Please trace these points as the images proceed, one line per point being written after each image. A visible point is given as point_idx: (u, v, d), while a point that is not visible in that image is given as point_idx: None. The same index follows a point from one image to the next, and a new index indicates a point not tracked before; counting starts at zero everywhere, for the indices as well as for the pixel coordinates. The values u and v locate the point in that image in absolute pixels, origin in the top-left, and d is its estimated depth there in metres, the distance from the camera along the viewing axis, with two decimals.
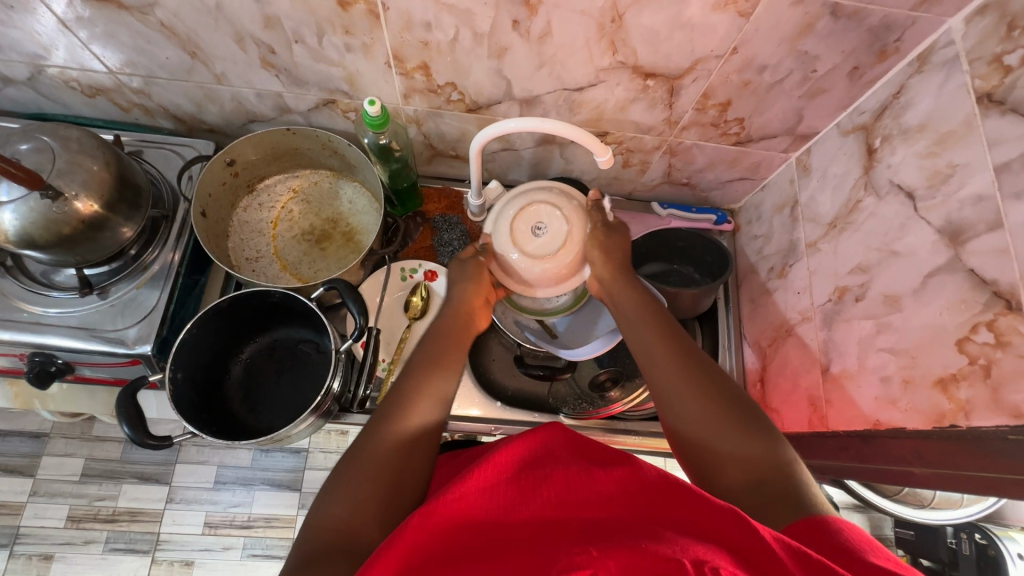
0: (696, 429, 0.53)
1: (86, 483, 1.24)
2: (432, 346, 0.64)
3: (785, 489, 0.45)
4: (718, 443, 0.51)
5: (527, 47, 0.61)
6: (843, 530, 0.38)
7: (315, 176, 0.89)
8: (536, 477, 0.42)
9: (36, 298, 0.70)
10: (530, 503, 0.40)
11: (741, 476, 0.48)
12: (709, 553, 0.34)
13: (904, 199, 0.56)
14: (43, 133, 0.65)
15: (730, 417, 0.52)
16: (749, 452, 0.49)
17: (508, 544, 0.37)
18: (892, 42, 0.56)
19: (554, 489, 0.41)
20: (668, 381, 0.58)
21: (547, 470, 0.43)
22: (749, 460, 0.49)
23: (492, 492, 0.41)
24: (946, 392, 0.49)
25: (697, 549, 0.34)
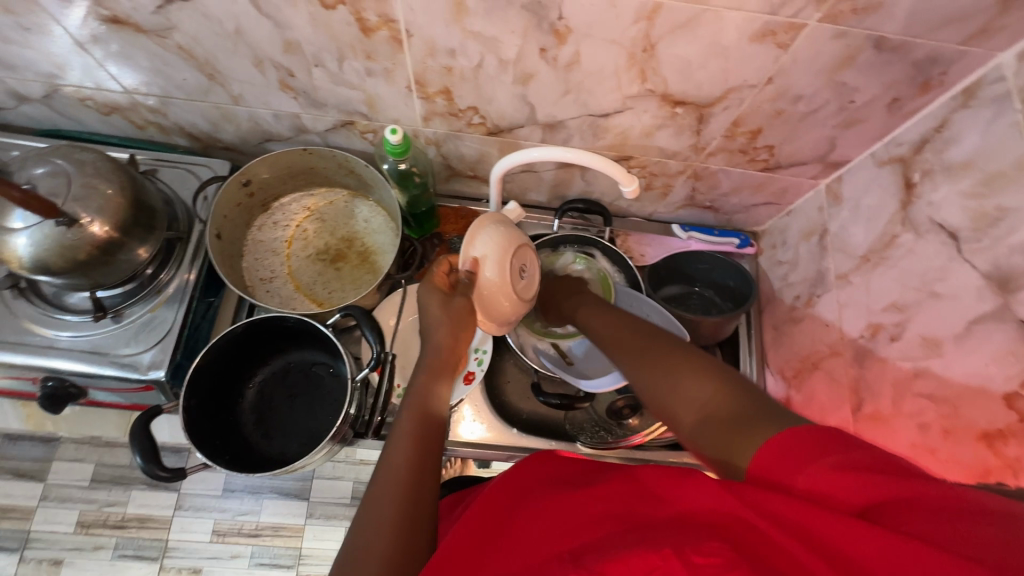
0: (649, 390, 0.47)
1: (95, 488, 1.15)
2: (431, 359, 0.59)
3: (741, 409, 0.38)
4: (664, 396, 0.44)
5: (554, 75, 0.59)
6: (811, 439, 0.33)
7: (331, 194, 0.88)
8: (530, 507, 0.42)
9: (50, 322, 0.69)
10: (529, 530, 0.39)
11: (695, 416, 0.41)
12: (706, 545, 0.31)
13: (946, 239, 0.54)
14: (58, 156, 0.64)
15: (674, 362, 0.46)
16: (692, 390, 0.42)
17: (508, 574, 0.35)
18: (936, 76, 0.54)
19: (547, 514, 0.40)
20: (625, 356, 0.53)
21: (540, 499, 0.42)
22: (697, 396, 0.41)
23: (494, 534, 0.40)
24: (992, 447, 0.47)
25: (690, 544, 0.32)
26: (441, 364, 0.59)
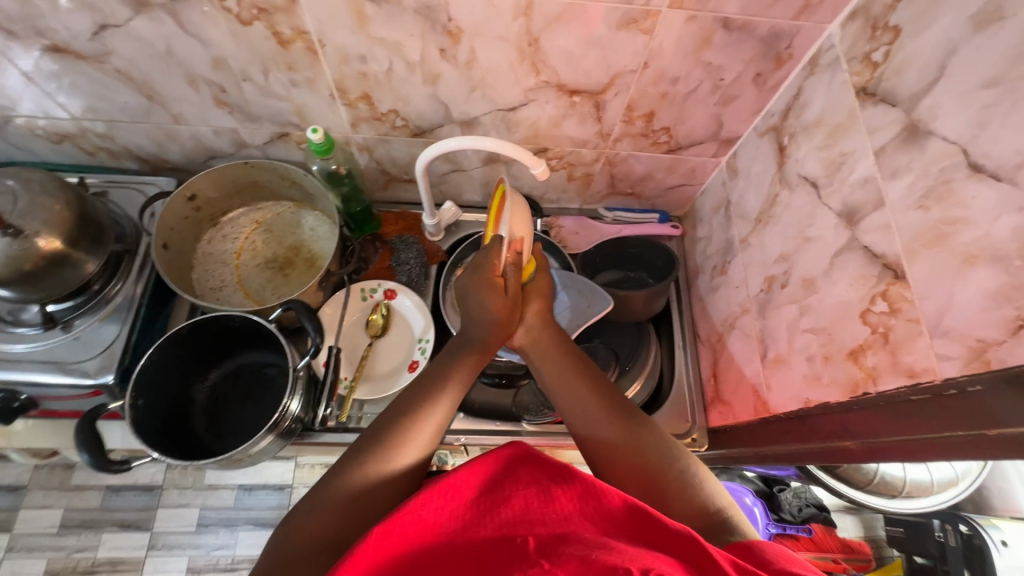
0: (622, 453, 0.55)
1: (65, 534, 1.23)
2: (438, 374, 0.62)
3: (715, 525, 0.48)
4: (656, 480, 0.52)
5: (458, 73, 0.66)
6: (763, 549, 0.41)
7: (277, 207, 0.93)
8: (496, 499, 0.45)
9: (0, 336, 0.72)
10: (485, 525, 0.42)
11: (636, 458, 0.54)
12: (655, 561, 0.36)
13: (810, 188, 0.60)
14: (8, 177, 0.68)
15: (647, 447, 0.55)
16: (691, 501, 0.50)
17: (458, 559, 0.39)
18: (784, 49, 0.62)
19: (511, 511, 0.43)
20: (606, 436, 0.57)
21: (507, 494, 0.45)
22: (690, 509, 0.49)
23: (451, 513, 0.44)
24: (857, 361, 0.52)
25: (645, 557, 0.36)
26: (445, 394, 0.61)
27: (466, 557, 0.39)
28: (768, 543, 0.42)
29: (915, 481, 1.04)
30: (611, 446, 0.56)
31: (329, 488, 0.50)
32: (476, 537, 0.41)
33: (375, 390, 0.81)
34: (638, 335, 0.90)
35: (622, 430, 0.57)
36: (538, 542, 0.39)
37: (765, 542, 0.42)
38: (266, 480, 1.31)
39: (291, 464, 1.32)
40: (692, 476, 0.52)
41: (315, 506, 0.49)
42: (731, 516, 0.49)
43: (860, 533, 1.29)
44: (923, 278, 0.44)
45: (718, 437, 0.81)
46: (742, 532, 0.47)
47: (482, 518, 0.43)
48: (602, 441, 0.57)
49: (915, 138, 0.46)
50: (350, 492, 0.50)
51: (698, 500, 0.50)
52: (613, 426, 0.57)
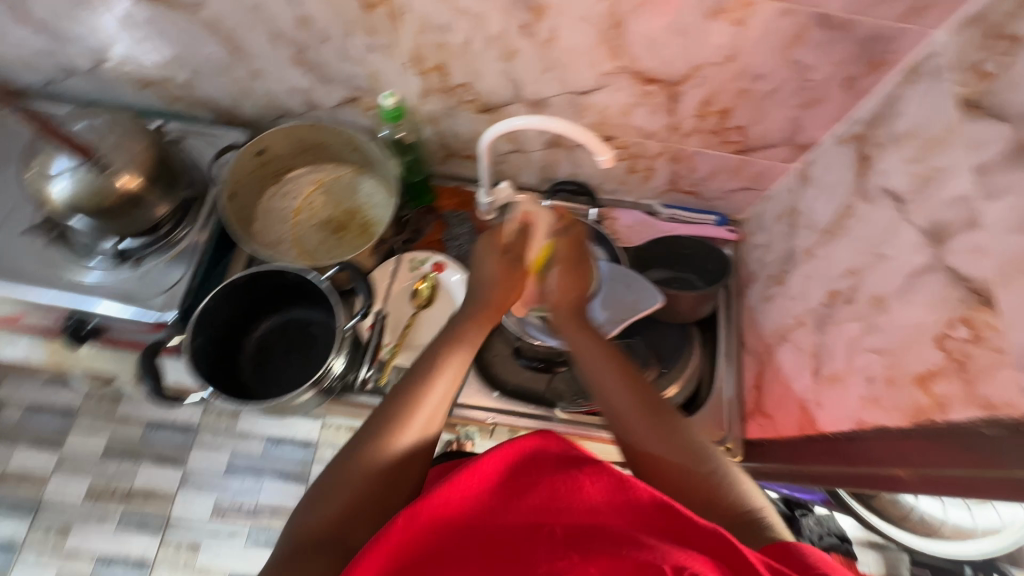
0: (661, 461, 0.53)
1: (106, 461, 1.31)
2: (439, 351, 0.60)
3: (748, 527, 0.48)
4: (688, 484, 0.51)
5: (535, 51, 0.66)
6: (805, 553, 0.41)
7: (337, 170, 0.95)
8: (524, 486, 0.47)
9: (78, 265, 0.76)
10: (515, 510, 0.45)
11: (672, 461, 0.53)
12: (688, 559, 0.37)
13: (892, 203, 0.57)
14: (98, 116, 0.72)
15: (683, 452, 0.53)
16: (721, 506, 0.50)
17: (490, 544, 0.42)
18: (882, 54, 0.58)
19: (539, 498, 0.46)
20: (639, 431, 0.55)
21: (534, 481, 0.48)
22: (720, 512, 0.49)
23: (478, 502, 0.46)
24: (924, 388, 0.50)
25: (677, 555, 0.37)
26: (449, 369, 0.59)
27: (498, 544, 0.41)
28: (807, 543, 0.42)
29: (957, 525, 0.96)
30: (643, 444, 0.55)
31: (326, 487, 0.51)
32: (508, 523, 0.44)
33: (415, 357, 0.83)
34: (681, 336, 0.88)
35: (658, 425, 0.55)
36: (566, 533, 0.42)
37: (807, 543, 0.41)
38: (294, 435, 1.36)
39: (317, 423, 1.36)
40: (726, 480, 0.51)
41: (317, 503, 0.50)
42: (766, 517, 0.49)
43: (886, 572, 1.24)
44: (1014, 307, 0.42)
45: (754, 449, 0.79)
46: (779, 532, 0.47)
47: (513, 504, 0.46)
48: (632, 435, 0.56)
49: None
50: (365, 474, 0.51)
51: (736, 506, 0.49)
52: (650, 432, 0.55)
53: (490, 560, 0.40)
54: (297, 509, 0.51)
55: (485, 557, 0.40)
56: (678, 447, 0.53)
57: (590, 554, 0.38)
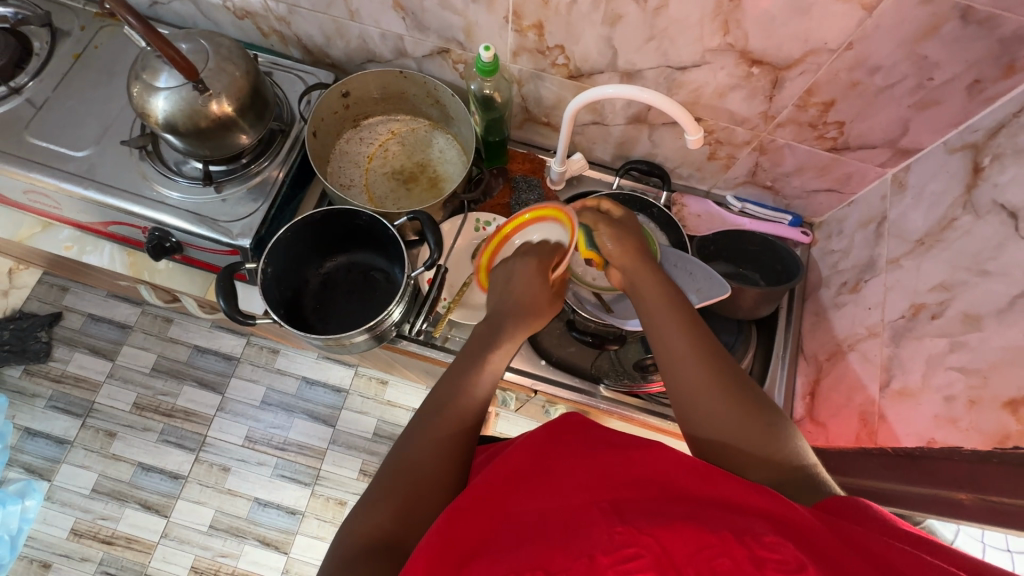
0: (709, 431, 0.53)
1: (155, 376, 1.39)
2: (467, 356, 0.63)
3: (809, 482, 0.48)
4: (741, 438, 0.52)
5: (642, 17, 0.64)
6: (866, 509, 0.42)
7: (413, 122, 0.95)
8: (560, 467, 0.51)
9: (164, 181, 0.79)
10: (562, 489, 0.48)
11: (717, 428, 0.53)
12: (746, 523, 0.40)
13: (1006, 218, 0.54)
14: (202, 38, 0.74)
15: (729, 418, 0.53)
16: (775, 459, 0.50)
17: (547, 523, 0.45)
18: (1022, 58, 0.54)
19: (581, 475, 0.49)
20: (693, 383, 0.56)
21: (569, 463, 0.51)
22: (774, 465, 0.50)
23: (523, 482, 0.50)
24: (1015, 413, 0.48)
25: (733, 522, 0.41)
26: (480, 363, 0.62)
27: (555, 523, 0.45)
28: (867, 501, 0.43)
29: None
30: (694, 398, 0.55)
31: (376, 498, 0.51)
32: (556, 502, 0.47)
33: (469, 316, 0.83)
34: (737, 333, 0.87)
35: (700, 378, 0.56)
36: (616, 508, 0.45)
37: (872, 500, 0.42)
38: (327, 379, 1.41)
39: (351, 370, 1.42)
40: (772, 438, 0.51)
41: (368, 510, 0.50)
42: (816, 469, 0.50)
43: None
44: None
45: None
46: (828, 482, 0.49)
47: (558, 483, 0.49)
48: (679, 390, 0.56)
49: None
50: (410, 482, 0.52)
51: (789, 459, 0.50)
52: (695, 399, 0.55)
53: (552, 538, 0.43)
54: (350, 514, 0.51)
55: (548, 535, 0.43)
56: (731, 401, 0.54)
57: (648, 525, 0.42)
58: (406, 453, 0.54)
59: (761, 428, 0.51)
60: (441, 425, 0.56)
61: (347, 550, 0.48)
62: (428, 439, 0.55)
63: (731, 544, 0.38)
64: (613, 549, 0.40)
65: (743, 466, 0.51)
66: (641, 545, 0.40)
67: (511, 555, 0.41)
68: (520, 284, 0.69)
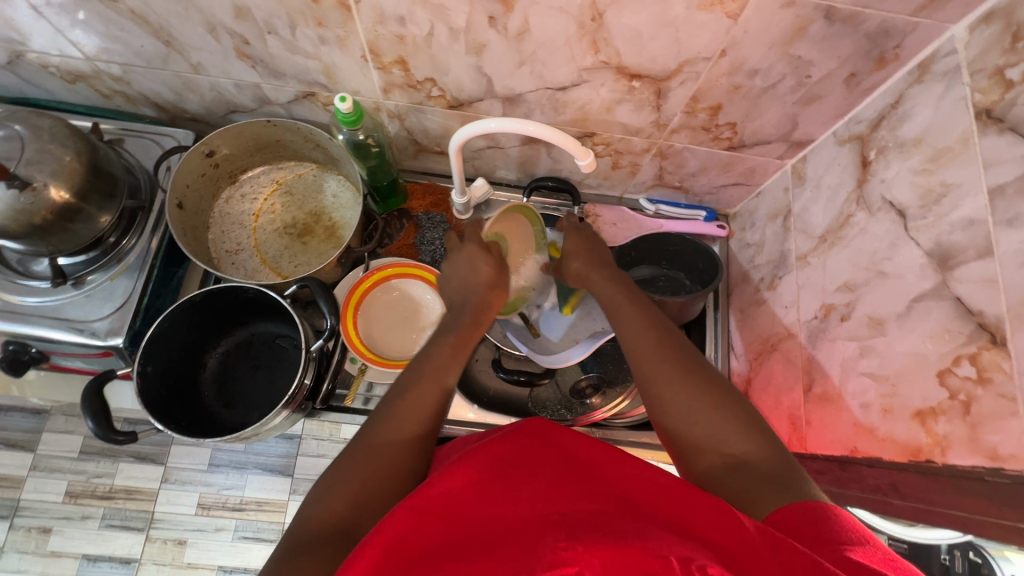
0: (673, 402, 0.51)
1: (84, 460, 1.26)
2: (455, 345, 0.62)
3: (780, 470, 0.44)
4: (707, 427, 0.48)
5: (506, 44, 0.58)
6: (838, 522, 0.37)
7: (299, 168, 0.87)
8: (523, 474, 0.42)
9: (13, 287, 0.69)
10: (515, 502, 0.39)
11: (682, 404, 0.50)
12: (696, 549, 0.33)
13: (895, 217, 0.53)
14: (15, 121, 0.63)
15: (699, 395, 0.50)
16: (744, 452, 0.45)
17: (485, 540, 0.36)
18: (891, 49, 0.52)
19: (541, 484, 0.41)
20: (654, 372, 0.54)
21: (533, 467, 0.43)
22: (742, 459, 0.45)
23: (475, 486, 0.41)
24: (924, 425, 0.47)
25: (682, 547, 0.33)
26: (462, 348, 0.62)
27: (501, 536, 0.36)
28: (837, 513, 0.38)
29: None
30: (658, 389, 0.53)
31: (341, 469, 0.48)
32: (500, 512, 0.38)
33: (384, 376, 0.76)
34: None
35: (672, 357, 0.55)
36: (569, 521, 0.36)
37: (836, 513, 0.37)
38: None
39: None
40: (739, 425, 0.47)
41: (323, 492, 0.47)
42: (793, 467, 0.44)
43: None
44: None
45: None
46: (807, 484, 0.42)
47: (504, 494, 0.40)
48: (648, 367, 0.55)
49: None
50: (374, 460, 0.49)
51: (754, 452, 0.45)
52: (667, 372, 0.53)
53: (482, 554, 0.34)
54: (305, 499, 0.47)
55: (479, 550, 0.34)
56: (699, 393, 0.50)
57: (596, 543, 0.33)
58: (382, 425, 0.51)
59: (729, 415, 0.48)
60: (416, 399, 0.54)
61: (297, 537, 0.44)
62: (412, 408, 0.53)
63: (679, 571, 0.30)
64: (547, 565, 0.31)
65: (706, 457, 0.47)
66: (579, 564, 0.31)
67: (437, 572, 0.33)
68: (486, 267, 0.67)
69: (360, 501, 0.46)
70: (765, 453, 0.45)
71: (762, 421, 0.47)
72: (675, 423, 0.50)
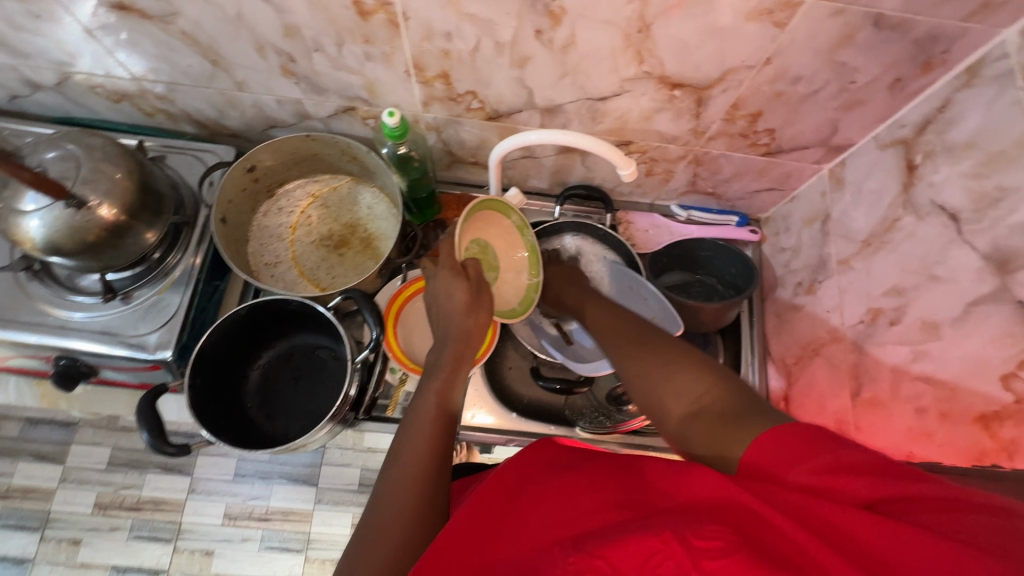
0: (640, 381, 0.51)
1: (113, 471, 1.27)
2: (456, 357, 0.62)
3: (742, 410, 0.42)
4: (672, 387, 0.47)
5: (550, 57, 0.59)
6: (808, 437, 0.37)
7: (334, 180, 0.88)
8: (530, 490, 0.44)
9: (61, 302, 0.71)
10: (526, 518, 0.42)
11: (648, 380, 0.50)
12: (688, 521, 0.35)
13: (946, 221, 0.53)
14: (68, 141, 0.65)
15: (660, 364, 0.50)
16: (712, 400, 0.44)
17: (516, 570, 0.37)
18: (938, 54, 0.53)
19: (549, 501, 0.43)
20: (623, 355, 0.55)
21: (540, 486, 0.44)
22: (712, 406, 0.43)
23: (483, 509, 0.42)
24: (987, 429, 0.47)
25: (673, 525, 0.35)
26: (464, 363, 0.62)
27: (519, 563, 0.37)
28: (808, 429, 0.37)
29: None
30: (628, 369, 0.53)
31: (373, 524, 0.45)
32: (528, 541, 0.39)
33: None
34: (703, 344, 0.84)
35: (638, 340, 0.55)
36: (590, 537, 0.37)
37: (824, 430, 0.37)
38: None
39: None
40: (698, 381, 0.46)
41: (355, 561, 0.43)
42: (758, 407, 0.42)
43: None
44: None
45: None
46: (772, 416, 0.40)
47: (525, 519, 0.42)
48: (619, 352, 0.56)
49: None
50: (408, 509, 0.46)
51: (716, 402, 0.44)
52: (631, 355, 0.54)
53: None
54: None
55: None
56: (662, 362, 0.50)
57: (602, 544, 0.35)
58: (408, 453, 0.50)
59: (685, 373, 0.47)
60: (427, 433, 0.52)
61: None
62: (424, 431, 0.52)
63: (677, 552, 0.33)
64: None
65: (676, 416, 0.45)
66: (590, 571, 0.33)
67: None
68: (461, 292, 0.65)
69: (407, 541, 0.44)
70: (732, 399, 0.43)
71: (721, 371, 0.46)
72: (647, 397, 0.49)
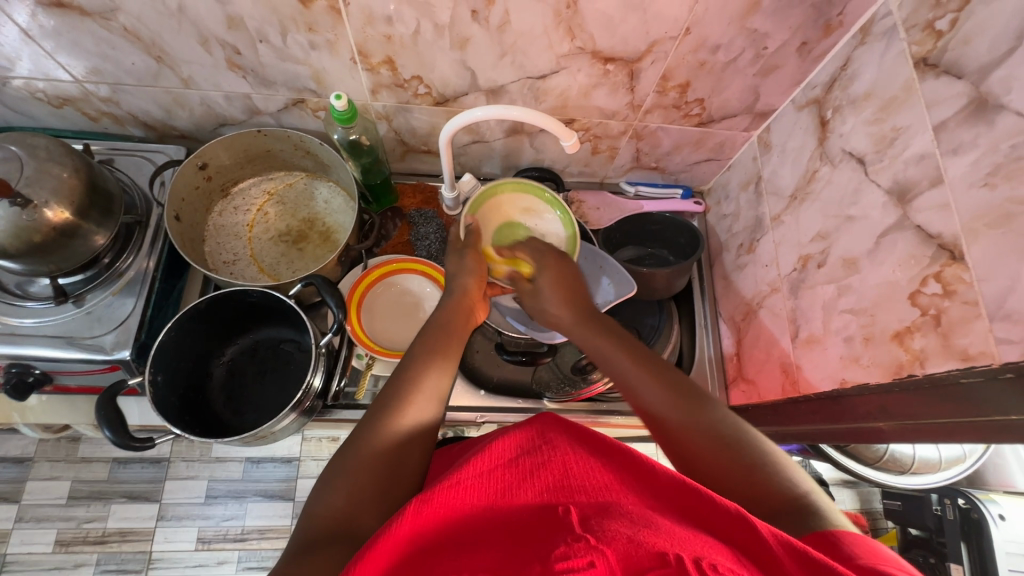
0: (692, 431, 0.50)
1: (73, 505, 1.21)
2: (431, 347, 0.60)
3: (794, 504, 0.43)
4: (718, 455, 0.48)
5: (488, 37, 0.63)
6: (847, 542, 0.37)
7: (289, 177, 0.89)
8: (532, 464, 0.41)
9: (10, 309, 0.69)
10: (525, 492, 0.38)
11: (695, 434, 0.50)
12: (706, 550, 0.32)
13: (856, 165, 0.58)
14: (10, 142, 0.64)
15: (706, 422, 0.50)
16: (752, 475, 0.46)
17: (503, 536, 0.34)
18: (835, 16, 0.59)
19: (550, 478, 0.39)
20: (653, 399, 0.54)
21: (544, 459, 0.41)
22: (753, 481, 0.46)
23: (488, 482, 0.39)
24: (902, 343, 0.51)
25: (694, 543, 0.32)
26: (446, 358, 0.60)
27: (515, 529, 0.34)
28: (849, 534, 0.38)
29: (922, 458, 0.99)
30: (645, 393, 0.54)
31: (350, 457, 0.48)
32: (519, 504, 0.37)
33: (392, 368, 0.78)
34: (659, 312, 0.88)
35: (659, 378, 0.55)
36: (581, 514, 0.34)
37: (854, 539, 0.37)
38: (274, 452, 1.28)
39: (297, 437, 1.29)
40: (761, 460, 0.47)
41: (324, 492, 0.46)
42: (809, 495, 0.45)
43: (857, 506, 1.32)
44: (984, 261, 0.43)
45: (741, 416, 0.80)
46: (824, 510, 0.43)
47: (519, 486, 0.39)
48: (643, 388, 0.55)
49: (983, 112, 0.44)
50: (375, 456, 0.48)
51: (775, 484, 0.45)
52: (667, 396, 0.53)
53: (498, 549, 0.32)
54: (308, 496, 0.46)
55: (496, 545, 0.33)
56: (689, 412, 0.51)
57: (608, 535, 0.31)
58: (374, 427, 0.51)
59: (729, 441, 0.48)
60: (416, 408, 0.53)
61: (304, 536, 0.42)
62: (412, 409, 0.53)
63: (692, 569, 0.29)
64: (560, 555, 0.30)
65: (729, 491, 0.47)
66: (592, 551, 0.30)
67: (454, 562, 0.31)
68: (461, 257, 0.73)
69: (362, 499, 0.46)
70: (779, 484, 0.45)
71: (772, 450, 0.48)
72: (684, 444, 0.50)
